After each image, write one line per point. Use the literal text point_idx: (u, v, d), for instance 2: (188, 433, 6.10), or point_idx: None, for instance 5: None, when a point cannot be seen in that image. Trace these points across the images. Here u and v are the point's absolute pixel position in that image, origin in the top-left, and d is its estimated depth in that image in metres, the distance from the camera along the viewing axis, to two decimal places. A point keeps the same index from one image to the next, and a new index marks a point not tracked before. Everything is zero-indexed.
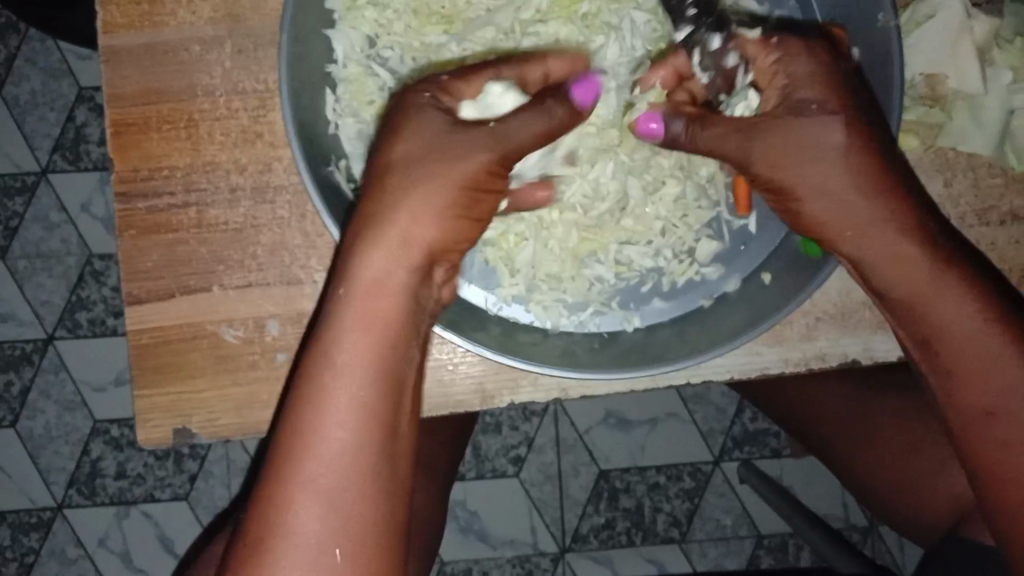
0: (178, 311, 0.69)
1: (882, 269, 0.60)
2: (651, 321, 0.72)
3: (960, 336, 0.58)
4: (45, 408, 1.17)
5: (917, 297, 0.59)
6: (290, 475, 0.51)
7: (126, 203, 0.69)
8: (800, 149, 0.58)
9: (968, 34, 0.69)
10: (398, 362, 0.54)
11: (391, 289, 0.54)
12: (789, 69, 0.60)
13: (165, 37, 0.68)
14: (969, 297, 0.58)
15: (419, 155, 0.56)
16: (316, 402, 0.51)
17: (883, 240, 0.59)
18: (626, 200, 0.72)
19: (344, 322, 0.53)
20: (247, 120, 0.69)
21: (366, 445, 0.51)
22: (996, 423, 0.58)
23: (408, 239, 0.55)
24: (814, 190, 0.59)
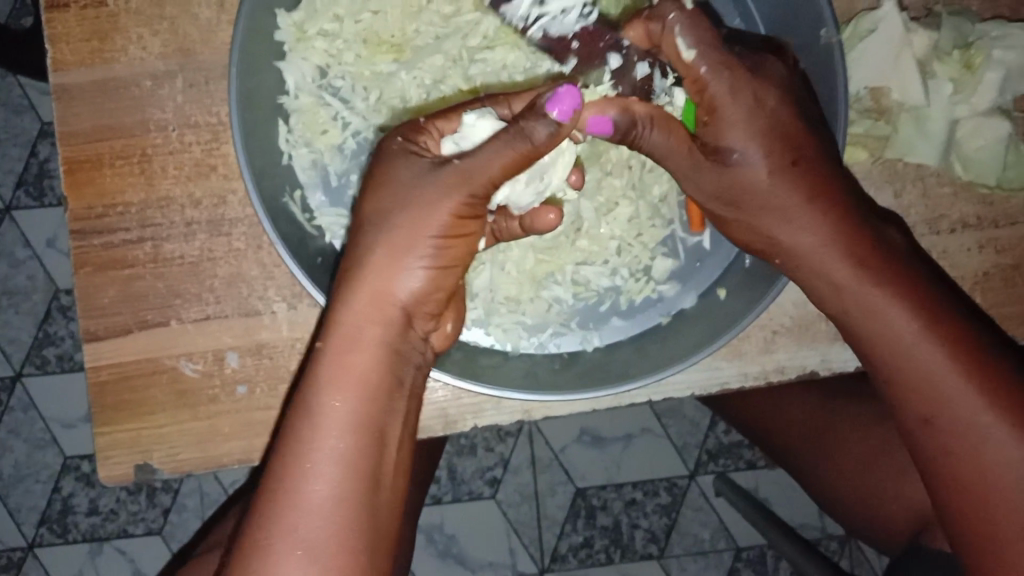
0: (137, 346, 0.68)
1: (823, 291, 0.64)
2: (610, 338, 0.72)
3: (897, 346, 0.61)
4: (14, 446, 1.16)
5: (851, 311, 0.62)
6: (269, 529, 0.50)
7: (81, 240, 0.69)
8: (733, 180, 0.63)
9: (908, 49, 0.70)
10: (381, 414, 0.54)
11: (372, 344, 0.54)
12: (719, 105, 0.61)
13: (116, 74, 0.68)
14: (905, 310, 0.60)
15: (387, 208, 0.56)
16: (297, 453, 0.52)
17: (814, 256, 0.62)
18: (580, 221, 0.73)
19: (325, 376, 0.53)
20: (201, 154, 0.69)
21: (345, 498, 0.51)
22: (937, 430, 0.60)
23: (382, 294, 0.55)
24: (750, 215, 0.64)
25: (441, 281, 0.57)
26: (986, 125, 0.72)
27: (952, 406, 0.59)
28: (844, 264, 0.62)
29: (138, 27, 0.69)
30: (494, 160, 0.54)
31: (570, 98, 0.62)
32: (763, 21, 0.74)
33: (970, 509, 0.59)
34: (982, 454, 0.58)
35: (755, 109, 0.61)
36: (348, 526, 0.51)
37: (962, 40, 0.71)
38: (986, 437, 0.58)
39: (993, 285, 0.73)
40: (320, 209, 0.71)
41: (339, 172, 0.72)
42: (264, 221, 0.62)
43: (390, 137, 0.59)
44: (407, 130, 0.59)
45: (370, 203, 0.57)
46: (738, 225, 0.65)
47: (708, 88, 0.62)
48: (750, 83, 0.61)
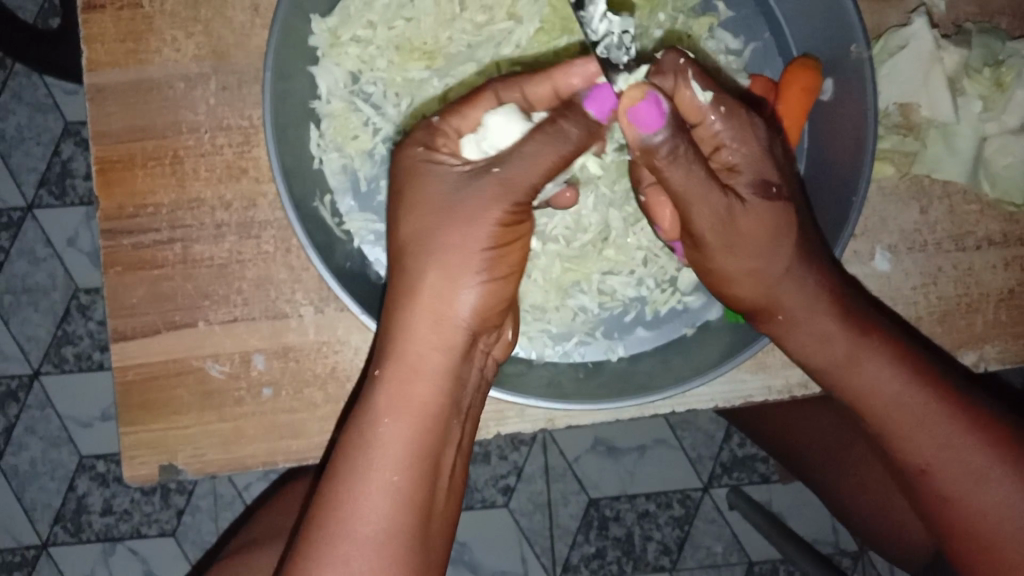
0: (164, 347, 0.69)
1: (815, 347, 0.63)
2: (635, 349, 0.73)
3: (890, 399, 0.62)
4: (30, 444, 1.16)
5: (847, 369, 0.62)
6: (325, 561, 0.51)
7: (111, 239, 0.69)
8: (754, 231, 0.60)
9: (938, 64, 0.70)
10: (437, 441, 0.55)
11: (430, 372, 0.55)
12: (735, 148, 0.60)
13: (149, 76, 0.69)
14: (896, 364, 0.61)
15: (432, 227, 0.55)
16: (351, 484, 0.53)
17: (809, 317, 0.62)
18: (608, 231, 0.73)
19: (382, 406, 0.54)
20: (232, 156, 0.69)
21: (401, 529, 0.52)
22: (934, 480, 0.61)
23: (436, 317, 0.56)
24: (748, 269, 0.61)
25: (498, 293, 0.57)
26: (1015, 142, 0.71)
27: (944, 456, 0.61)
28: (834, 322, 0.62)
29: (172, 29, 0.69)
30: (535, 164, 0.55)
31: (606, 97, 0.60)
32: (793, 35, 0.74)
33: (975, 551, 0.61)
34: (976, 499, 0.60)
35: (766, 158, 0.61)
36: (400, 558, 0.52)
37: (993, 58, 0.71)
38: (987, 478, 0.60)
39: (1018, 302, 0.73)
40: (349, 214, 0.71)
41: (368, 177, 0.72)
42: (294, 222, 0.62)
43: (412, 146, 0.58)
44: (427, 136, 0.58)
45: (415, 223, 0.56)
46: (733, 277, 0.62)
47: (720, 134, 0.60)
48: (760, 134, 0.61)
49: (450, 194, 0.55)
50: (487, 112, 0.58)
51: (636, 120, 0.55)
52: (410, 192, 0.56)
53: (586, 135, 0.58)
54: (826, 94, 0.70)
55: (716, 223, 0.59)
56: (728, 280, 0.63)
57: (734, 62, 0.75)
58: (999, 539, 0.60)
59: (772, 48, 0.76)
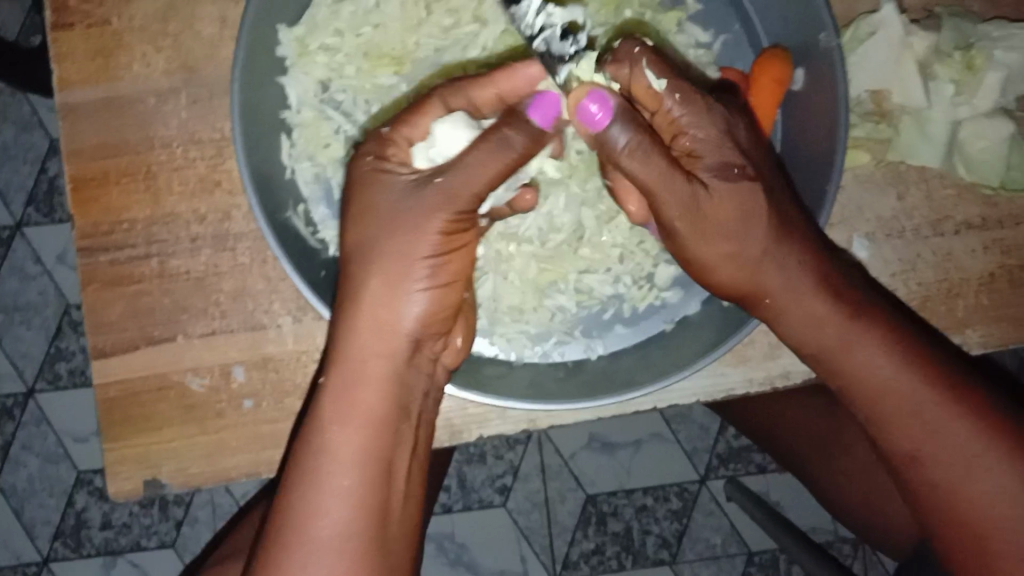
0: (145, 361, 0.69)
1: (802, 329, 0.62)
2: (614, 347, 0.72)
3: (881, 382, 0.61)
4: (27, 461, 1.17)
5: (833, 350, 0.62)
6: (281, 568, 0.52)
7: (88, 257, 0.69)
8: (726, 215, 0.59)
9: (909, 50, 0.71)
10: (386, 447, 0.55)
11: (377, 378, 0.55)
12: (693, 132, 0.60)
13: (120, 92, 0.69)
14: (882, 348, 0.61)
15: (378, 234, 0.55)
16: (303, 492, 0.53)
17: (794, 300, 0.62)
18: (582, 230, 0.73)
19: (329, 415, 0.54)
20: (205, 169, 0.70)
21: (356, 535, 0.53)
22: (923, 466, 0.60)
23: (380, 325, 0.55)
24: (726, 255, 0.61)
25: (443, 300, 0.57)
26: (988, 126, 0.72)
27: (933, 442, 0.60)
28: (831, 305, 0.61)
29: (141, 45, 0.69)
30: (479, 173, 0.55)
31: (548, 102, 0.59)
32: (762, 27, 0.74)
33: (962, 538, 0.60)
34: (971, 482, 0.59)
35: (727, 138, 0.60)
36: (355, 565, 0.52)
37: (963, 41, 0.72)
38: (975, 464, 0.59)
39: (999, 285, 0.72)
40: (323, 223, 0.71)
41: (341, 186, 0.72)
42: (267, 233, 0.62)
43: (361, 158, 0.58)
44: (376, 146, 0.58)
45: (358, 231, 0.56)
46: (711, 261, 0.62)
47: (677, 121, 0.60)
48: (718, 114, 0.60)
49: (395, 203, 0.55)
50: (435, 119, 0.60)
51: (583, 118, 0.57)
52: (355, 205, 0.57)
53: (532, 144, 0.57)
54: (796, 85, 0.70)
55: (687, 208, 0.59)
56: (709, 264, 0.62)
57: (703, 56, 0.75)
58: (989, 527, 0.59)
59: (743, 40, 0.76)
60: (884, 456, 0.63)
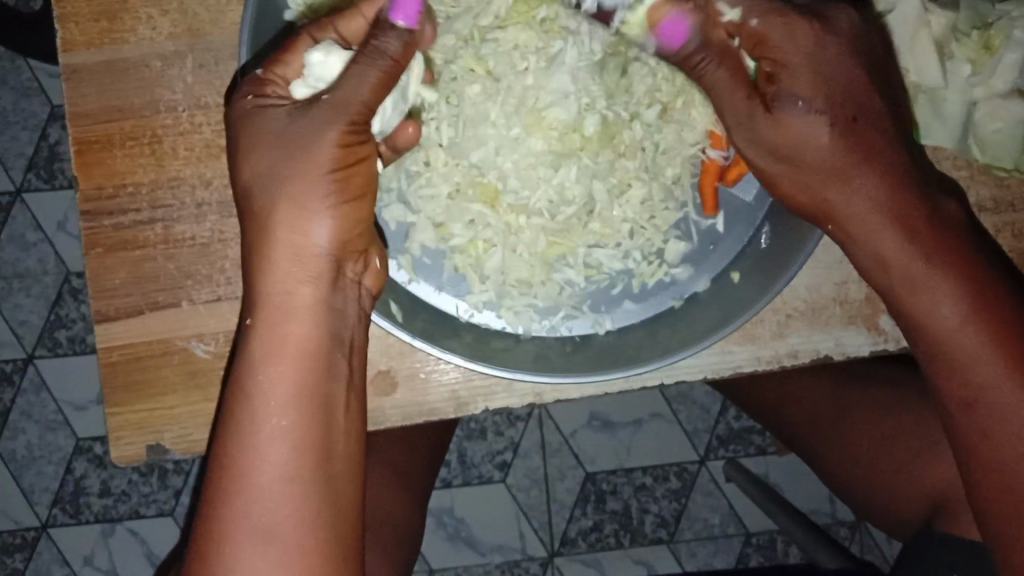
0: (148, 327, 0.68)
1: (872, 258, 0.61)
2: (622, 322, 0.72)
3: (944, 326, 0.59)
4: (27, 428, 1.16)
5: (906, 283, 0.60)
6: (225, 513, 0.52)
7: (92, 221, 0.69)
8: (794, 143, 0.58)
9: (925, 28, 0.69)
10: (321, 380, 0.54)
11: (298, 312, 0.54)
12: (778, 53, 0.58)
13: (125, 54, 0.68)
14: (953, 292, 0.59)
15: (279, 160, 0.53)
16: (241, 438, 0.53)
17: (866, 233, 0.60)
18: (593, 204, 0.72)
19: (258, 354, 0.54)
20: (210, 135, 0.69)
21: (299, 472, 0.53)
22: (977, 414, 0.59)
23: (299, 254, 0.54)
24: (799, 181, 0.61)
25: (353, 216, 0.56)
26: (1004, 106, 0.71)
27: (989, 393, 0.58)
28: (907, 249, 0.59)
29: (147, 7, 0.68)
30: (361, 85, 0.54)
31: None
32: None
33: (997, 493, 0.58)
34: (1004, 444, 0.58)
35: (812, 61, 0.57)
36: (307, 504, 0.52)
37: (981, 20, 0.71)
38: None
39: None
40: None
41: None
42: None
43: (240, 98, 0.57)
44: (254, 86, 0.57)
45: (252, 163, 0.54)
46: (778, 179, 0.62)
47: (761, 42, 0.58)
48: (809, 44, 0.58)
49: (286, 125, 0.54)
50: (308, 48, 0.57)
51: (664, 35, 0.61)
52: (251, 141, 0.55)
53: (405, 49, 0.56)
54: None
55: (748, 121, 0.60)
56: (778, 187, 0.62)
57: None
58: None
59: None
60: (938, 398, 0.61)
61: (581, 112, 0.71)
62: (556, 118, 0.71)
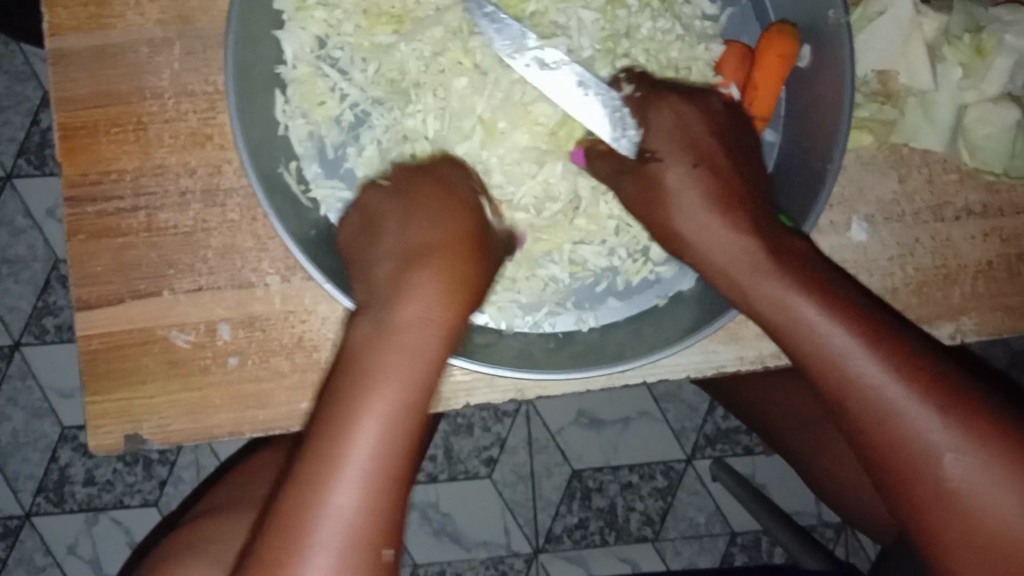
0: (130, 315, 0.68)
1: (759, 297, 0.58)
2: (606, 319, 0.71)
3: (828, 355, 0.56)
4: (12, 414, 1.16)
5: (781, 320, 0.58)
6: (308, 490, 0.49)
7: (75, 207, 0.68)
8: (654, 190, 0.63)
9: (918, 31, 0.69)
10: (426, 394, 0.54)
11: (429, 323, 0.54)
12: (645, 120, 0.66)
13: (112, 40, 0.68)
14: (828, 312, 0.56)
15: (440, 210, 0.60)
16: (342, 419, 0.51)
17: (745, 268, 0.58)
18: (579, 201, 0.73)
19: (382, 344, 0.53)
20: (197, 123, 0.68)
21: (387, 471, 0.51)
22: (901, 446, 0.54)
23: (446, 278, 0.56)
24: (700, 226, 0.61)
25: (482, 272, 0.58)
26: (993, 112, 0.70)
27: (898, 416, 0.54)
28: (774, 275, 0.57)
29: None
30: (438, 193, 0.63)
31: None
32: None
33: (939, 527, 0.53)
34: (927, 473, 0.54)
35: (675, 125, 0.64)
36: (383, 507, 0.50)
37: (974, 25, 0.71)
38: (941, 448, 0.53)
39: (996, 273, 0.72)
40: (315, 181, 0.70)
41: (335, 145, 0.71)
42: (259, 192, 0.61)
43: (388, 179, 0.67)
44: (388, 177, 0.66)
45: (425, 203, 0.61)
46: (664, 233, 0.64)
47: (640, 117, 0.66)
48: (672, 108, 0.65)
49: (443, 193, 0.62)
50: None
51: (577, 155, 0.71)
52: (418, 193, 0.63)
53: None
54: (803, 62, 0.69)
55: (629, 184, 0.66)
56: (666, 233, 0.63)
57: (709, 28, 0.74)
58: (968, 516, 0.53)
59: (749, 12, 0.74)
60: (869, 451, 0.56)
61: (569, 107, 0.71)
62: (545, 114, 0.71)
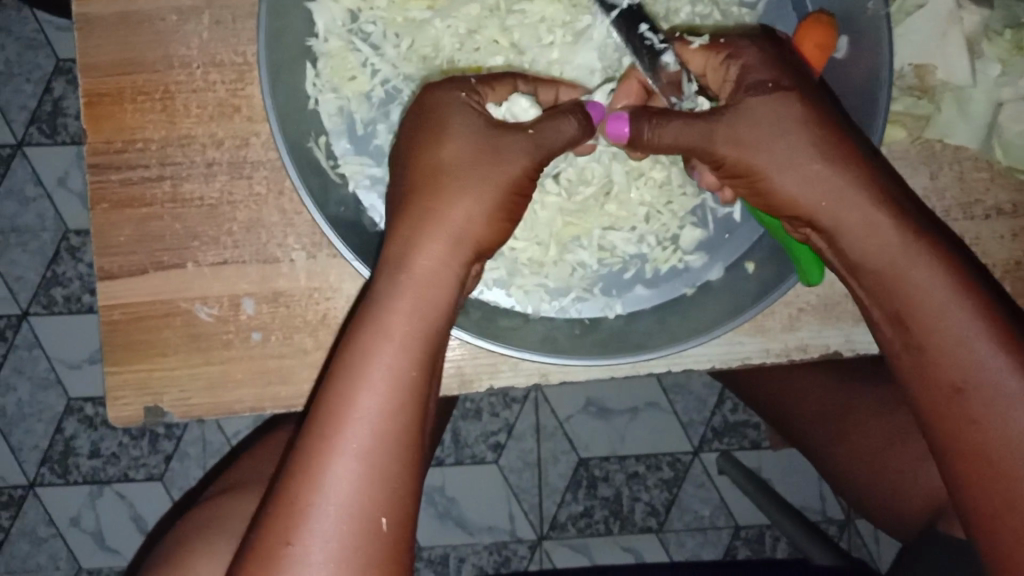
0: (152, 287, 0.67)
1: (858, 243, 0.56)
2: (633, 307, 0.71)
3: (934, 306, 0.55)
4: (19, 384, 1.15)
5: (886, 269, 0.56)
6: (323, 442, 0.49)
7: (99, 175, 0.67)
8: (763, 123, 0.56)
9: (957, 25, 0.69)
10: (433, 346, 0.53)
11: (437, 276, 0.53)
12: (742, 59, 0.58)
13: (140, 6, 0.67)
14: (940, 267, 0.55)
15: (466, 147, 0.55)
16: (353, 373, 0.50)
17: (857, 210, 0.55)
18: (611, 185, 0.71)
19: (392, 298, 0.52)
20: (224, 93, 0.67)
21: (402, 423, 0.50)
22: (968, 400, 0.54)
23: (462, 228, 0.54)
24: (801, 167, 0.56)
25: (498, 228, 0.55)
26: None
27: (983, 372, 0.54)
28: (895, 235, 0.55)
29: None
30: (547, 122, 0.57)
31: None
32: None
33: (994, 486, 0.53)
34: (997, 430, 0.53)
35: (767, 67, 0.57)
36: (398, 457, 0.50)
37: (1015, 20, 0.71)
38: (1013, 407, 0.53)
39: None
40: (343, 157, 0.69)
41: (365, 122, 0.70)
42: (288, 165, 0.61)
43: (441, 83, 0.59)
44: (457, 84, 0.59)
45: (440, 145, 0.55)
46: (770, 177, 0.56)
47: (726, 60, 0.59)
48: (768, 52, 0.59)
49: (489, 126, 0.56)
50: None
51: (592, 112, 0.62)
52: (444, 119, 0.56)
53: None
54: (840, 53, 0.67)
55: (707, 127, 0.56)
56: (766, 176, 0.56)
57: (748, 15, 0.73)
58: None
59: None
60: (926, 402, 0.56)
61: None
62: None
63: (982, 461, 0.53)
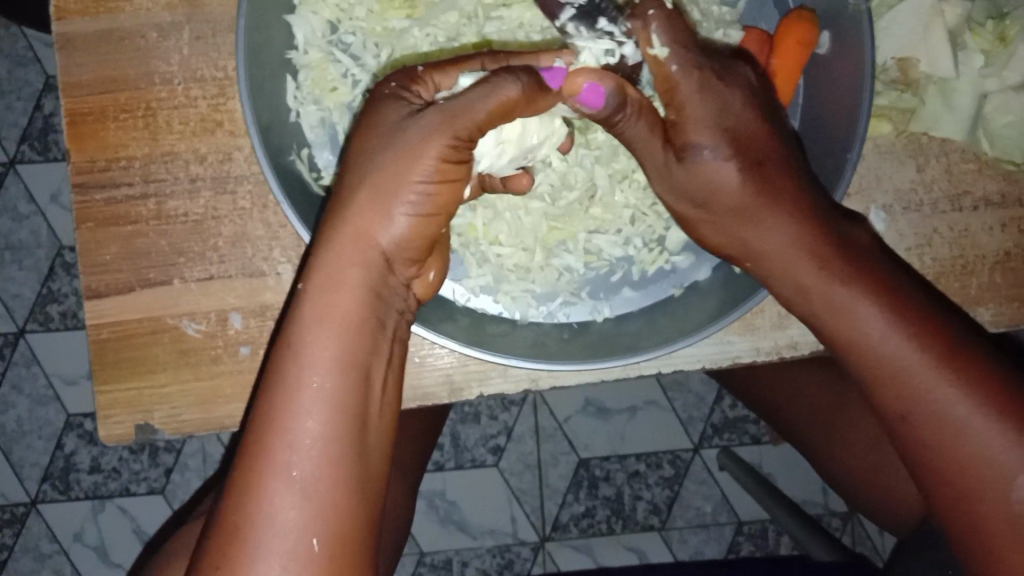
0: (140, 304, 0.67)
1: (784, 287, 0.60)
2: (621, 309, 0.71)
3: (869, 339, 0.57)
4: (17, 401, 1.15)
5: (811, 311, 0.60)
6: (256, 470, 0.47)
7: (83, 194, 0.67)
8: (699, 185, 0.60)
9: (938, 16, 0.69)
10: (364, 353, 0.49)
11: (356, 283, 0.49)
12: (690, 101, 0.59)
13: (121, 24, 0.67)
14: (872, 304, 0.57)
15: (378, 146, 0.52)
16: (278, 395, 0.48)
17: (781, 257, 0.59)
18: (594, 189, 0.71)
19: (309, 314, 0.49)
20: (206, 109, 0.67)
21: (335, 441, 0.47)
22: (913, 425, 0.56)
23: (372, 226, 0.50)
24: (722, 218, 0.61)
25: (422, 230, 0.52)
26: (1015, 99, 0.70)
27: (926, 401, 0.55)
28: (822, 279, 0.58)
29: None
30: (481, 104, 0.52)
31: None
32: None
33: (953, 501, 0.55)
34: (949, 453, 0.55)
35: (717, 105, 0.59)
36: (334, 475, 0.47)
37: (997, 11, 0.71)
38: (964, 428, 0.54)
39: (1015, 265, 0.70)
40: (326, 168, 0.69)
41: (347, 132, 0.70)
42: (270, 179, 0.60)
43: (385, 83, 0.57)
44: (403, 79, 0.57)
45: (356, 149, 0.53)
46: (697, 224, 0.64)
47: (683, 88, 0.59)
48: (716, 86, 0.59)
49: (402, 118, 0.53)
50: None
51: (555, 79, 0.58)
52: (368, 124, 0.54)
53: None
54: (822, 49, 0.68)
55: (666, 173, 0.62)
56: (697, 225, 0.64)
57: (728, 13, 0.72)
58: (977, 499, 0.54)
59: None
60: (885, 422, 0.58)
61: None
62: None
63: (942, 480, 0.56)
